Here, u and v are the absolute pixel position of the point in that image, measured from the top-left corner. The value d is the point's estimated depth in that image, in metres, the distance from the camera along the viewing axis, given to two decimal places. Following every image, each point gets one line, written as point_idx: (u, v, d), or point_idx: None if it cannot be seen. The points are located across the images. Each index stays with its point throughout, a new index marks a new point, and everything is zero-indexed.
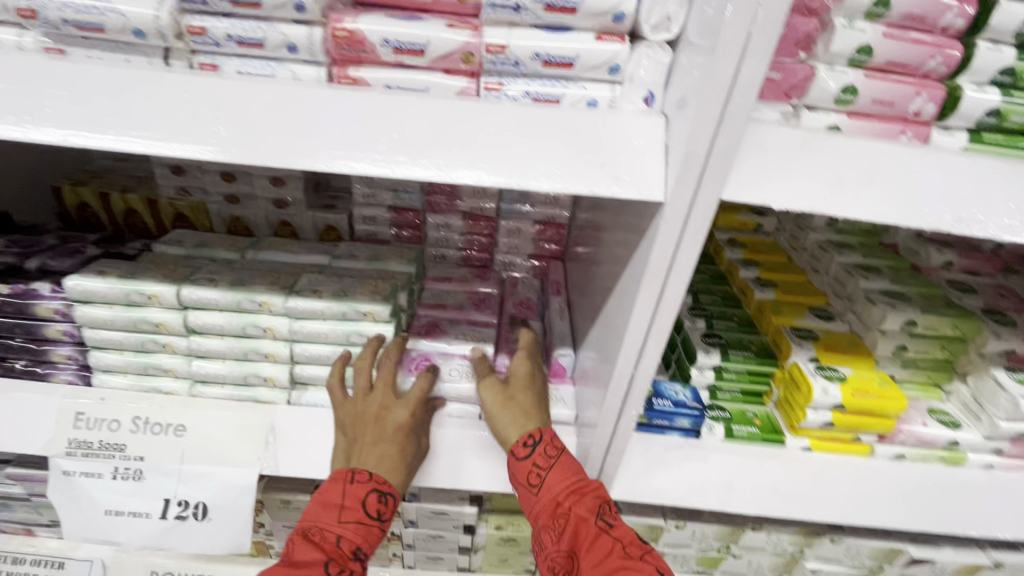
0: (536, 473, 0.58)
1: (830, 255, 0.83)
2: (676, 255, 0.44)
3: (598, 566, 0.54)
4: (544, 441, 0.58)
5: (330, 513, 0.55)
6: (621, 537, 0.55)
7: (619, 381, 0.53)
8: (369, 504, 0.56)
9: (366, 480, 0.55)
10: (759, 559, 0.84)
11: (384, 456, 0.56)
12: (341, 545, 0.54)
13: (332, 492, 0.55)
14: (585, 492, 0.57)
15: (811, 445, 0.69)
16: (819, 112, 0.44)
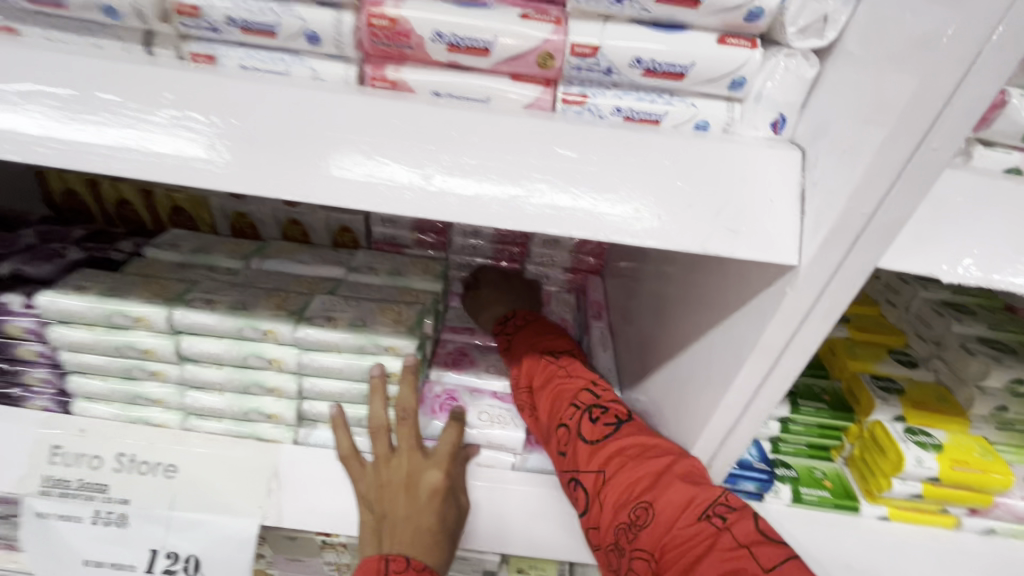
0: (507, 345, 0.64)
1: (913, 288, 0.73)
2: (799, 331, 0.34)
3: (543, 384, 0.55)
4: (517, 312, 0.66)
5: None
6: (565, 364, 0.56)
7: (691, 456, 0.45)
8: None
9: (403, 569, 0.46)
10: None
11: (421, 529, 0.49)
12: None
13: None
14: (544, 339, 0.61)
15: (890, 514, 0.60)
16: (997, 150, 0.34)
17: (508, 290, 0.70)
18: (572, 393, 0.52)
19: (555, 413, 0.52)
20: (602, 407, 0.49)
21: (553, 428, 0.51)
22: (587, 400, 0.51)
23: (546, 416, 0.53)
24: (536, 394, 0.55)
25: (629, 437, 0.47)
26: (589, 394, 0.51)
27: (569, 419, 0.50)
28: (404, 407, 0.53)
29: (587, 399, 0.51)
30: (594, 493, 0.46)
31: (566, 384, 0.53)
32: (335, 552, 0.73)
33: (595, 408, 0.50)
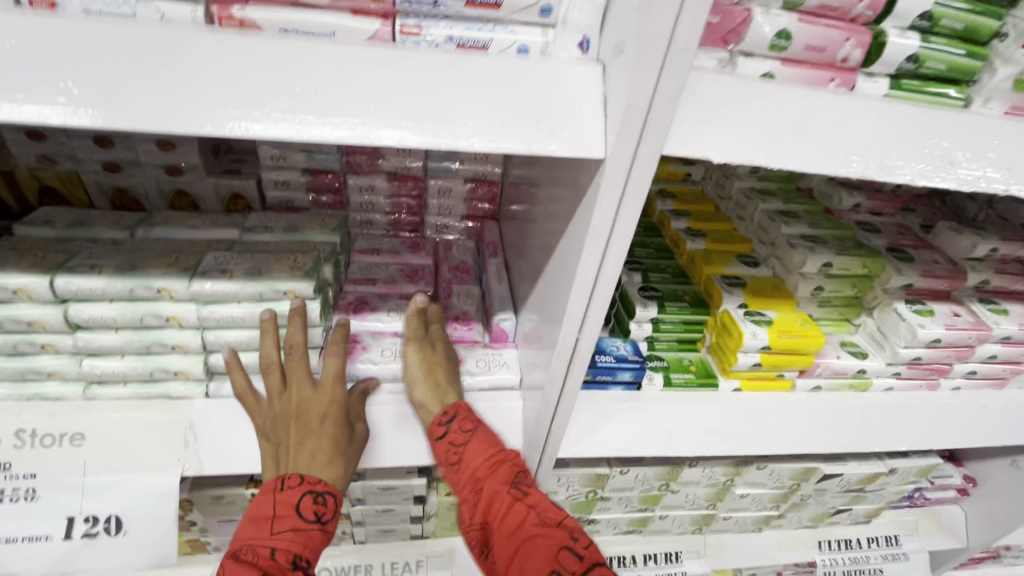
0: (452, 449, 0.57)
1: (754, 202, 0.86)
2: (618, 214, 0.42)
3: (510, 538, 0.51)
4: (458, 416, 0.58)
5: (261, 528, 0.51)
6: (533, 501, 0.53)
7: (565, 344, 0.52)
8: (303, 510, 0.52)
9: (297, 484, 0.52)
10: (695, 492, 0.89)
11: (316, 453, 0.53)
12: (278, 557, 0.49)
13: (263, 504, 0.52)
14: (501, 467, 0.55)
15: (741, 385, 0.73)
16: (754, 60, 0.43)
17: (445, 349, 0.63)
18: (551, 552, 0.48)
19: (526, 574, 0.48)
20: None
21: None
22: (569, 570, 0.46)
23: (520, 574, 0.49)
24: (500, 535, 0.52)
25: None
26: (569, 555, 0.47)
27: None
28: (293, 344, 0.56)
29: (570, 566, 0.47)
30: None
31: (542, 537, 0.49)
32: None
33: None
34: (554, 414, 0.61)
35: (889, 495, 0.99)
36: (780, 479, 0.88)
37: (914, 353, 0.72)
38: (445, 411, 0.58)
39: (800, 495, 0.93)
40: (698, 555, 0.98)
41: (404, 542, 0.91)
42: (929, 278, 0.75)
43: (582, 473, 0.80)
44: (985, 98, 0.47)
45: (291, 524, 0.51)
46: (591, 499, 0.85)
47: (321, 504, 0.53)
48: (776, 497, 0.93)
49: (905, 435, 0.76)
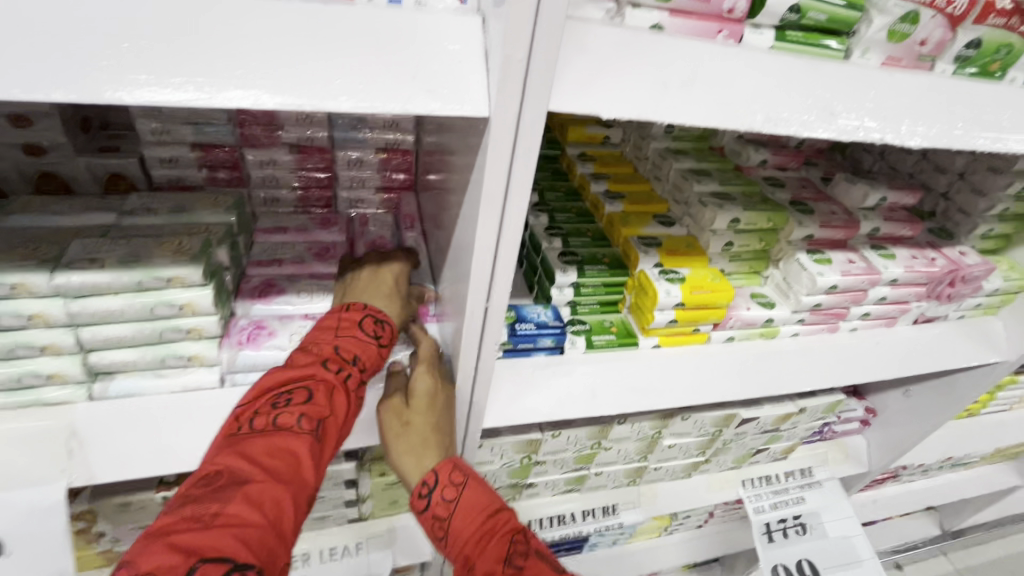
0: (439, 523, 0.54)
1: (669, 161, 0.87)
2: (510, 175, 0.40)
3: None
4: (439, 482, 0.54)
5: (326, 333, 0.55)
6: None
7: (476, 310, 0.51)
8: (365, 326, 0.57)
9: (356, 306, 0.58)
10: (626, 447, 0.93)
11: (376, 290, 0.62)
12: (339, 352, 0.54)
13: (328, 318, 0.57)
14: (494, 540, 0.52)
15: (660, 342, 0.75)
16: (642, 10, 0.43)
17: (425, 405, 0.57)
18: None
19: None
20: None
21: None
22: None
23: None
24: None
25: None
26: None
27: None
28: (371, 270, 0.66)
29: None
30: None
31: None
32: None
33: None
34: (474, 383, 0.60)
35: (801, 432, 1.07)
36: (703, 427, 0.93)
37: (815, 300, 0.77)
38: (422, 479, 0.55)
39: (723, 441, 0.99)
40: (634, 505, 1.03)
41: (341, 527, 0.89)
42: (826, 228, 0.79)
43: (515, 440, 0.81)
44: (863, 50, 0.49)
45: (356, 337, 0.55)
46: (527, 464, 0.87)
47: (381, 328, 0.58)
48: (702, 444, 0.98)
49: (811, 376, 0.81)
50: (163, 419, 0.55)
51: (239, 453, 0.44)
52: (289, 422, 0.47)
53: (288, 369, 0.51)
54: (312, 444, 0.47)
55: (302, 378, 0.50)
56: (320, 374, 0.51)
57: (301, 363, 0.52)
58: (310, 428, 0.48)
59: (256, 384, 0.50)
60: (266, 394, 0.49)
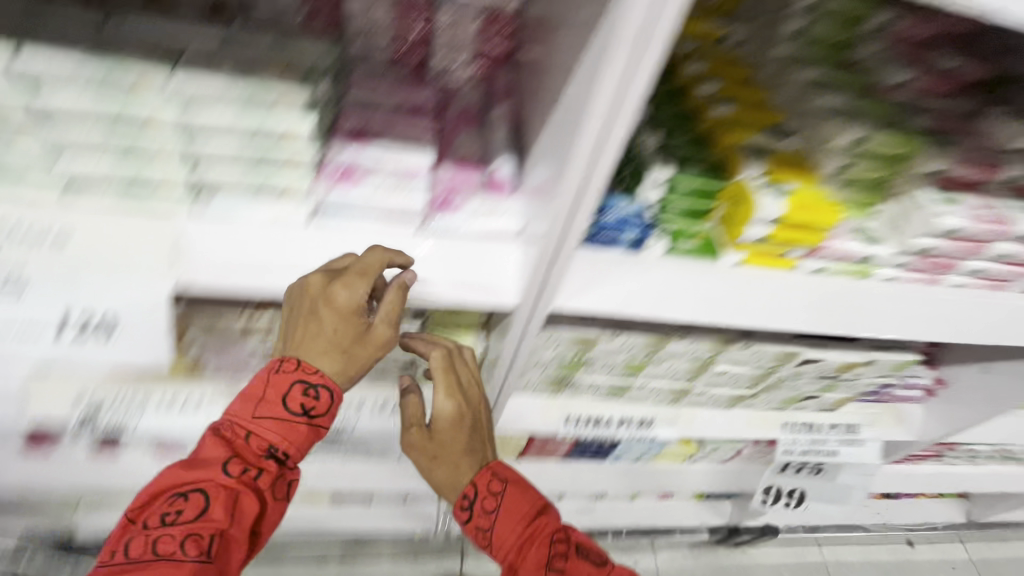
0: (482, 530, 0.72)
1: (793, 70, 0.74)
2: (658, 18, 0.42)
3: None
4: (481, 489, 0.71)
5: (248, 406, 0.60)
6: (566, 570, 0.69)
7: (609, 143, 0.51)
8: (292, 396, 0.60)
9: (292, 367, 0.60)
10: (677, 365, 0.92)
11: (319, 338, 0.59)
12: (251, 442, 0.60)
13: (256, 384, 0.61)
14: (533, 544, 0.70)
15: (744, 260, 0.72)
16: None
17: (442, 466, 0.73)
18: None
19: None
20: None
21: None
22: None
23: None
24: None
25: None
26: None
27: None
28: (315, 296, 0.57)
29: None
30: None
31: None
32: (258, 337, 0.78)
33: None
34: (553, 257, 0.60)
35: (861, 386, 1.03)
36: (760, 359, 0.91)
37: (924, 244, 0.71)
38: (465, 490, 0.72)
39: (777, 377, 0.96)
40: (669, 423, 1.05)
41: (393, 387, 0.94)
42: (964, 167, 0.71)
43: (571, 334, 0.81)
44: None
45: (276, 402, 0.60)
46: (576, 360, 0.88)
47: (310, 398, 0.61)
48: (754, 377, 0.96)
49: (896, 323, 0.76)
50: (281, 245, 0.60)
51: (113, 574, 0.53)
52: (173, 546, 0.55)
53: (197, 461, 0.59)
54: (196, 567, 0.55)
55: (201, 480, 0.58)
56: (215, 479, 0.58)
57: (206, 459, 0.59)
58: (198, 551, 0.55)
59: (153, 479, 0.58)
60: (161, 496, 0.58)
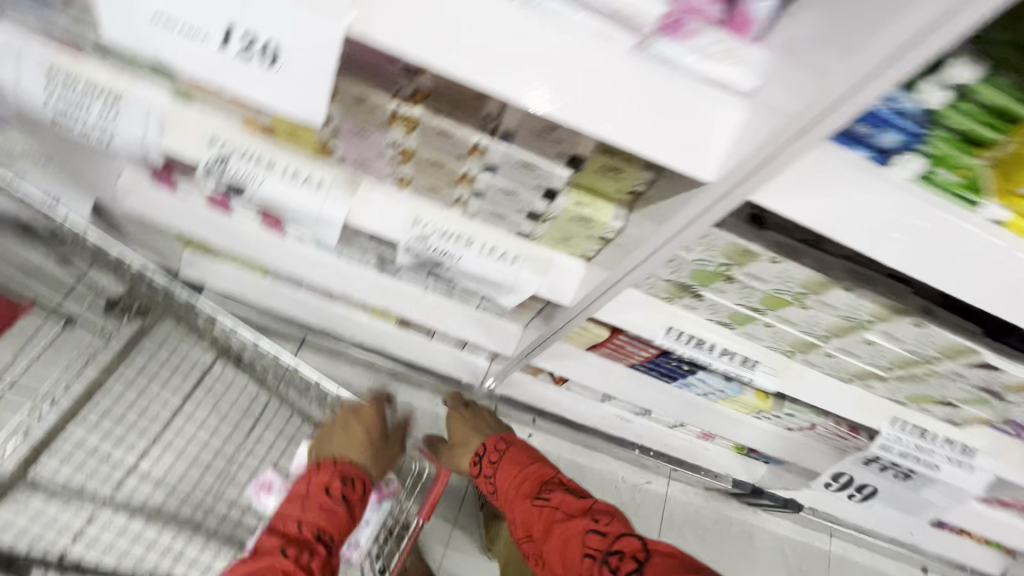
0: (493, 462, 1.18)
1: None
2: None
3: (548, 526, 1.01)
4: (490, 448, 1.21)
5: (295, 505, 0.95)
6: (553, 504, 1.04)
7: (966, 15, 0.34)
8: (333, 492, 0.97)
9: (320, 468, 1.01)
10: (822, 316, 0.80)
11: (348, 443, 1.10)
12: (303, 529, 0.91)
13: (298, 489, 0.98)
14: (529, 479, 1.11)
15: (1008, 221, 0.55)
16: None
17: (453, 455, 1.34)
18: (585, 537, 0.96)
19: (572, 553, 0.95)
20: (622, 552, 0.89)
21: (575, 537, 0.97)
22: (599, 537, 0.94)
23: (557, 529, 1.00)
24: (533, 511, 1.06)
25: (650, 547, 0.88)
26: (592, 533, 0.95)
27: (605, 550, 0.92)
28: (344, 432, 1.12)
29: (598, 537, 0.95)
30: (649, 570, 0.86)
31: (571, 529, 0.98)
32: (400, 132, 0.70)
33: (614, 549, 0.91)
34: (789, 145, 0.47)
35: (1014, 412, 0.88)
36: (927, 345, 0.77)
37: None
38: (478, 448, 1.26)
39: (926, 369, 0.83)
40: (772, 373, 0.95)
41: (507, 235, 0.88)
42: None
43: (734, 241, 0.69)
44: None
45: (318, 493, 0.97)
46: (718, 272, 0.77)
47: (346, 488, 0.99)
48: (900, 359, 0.83)
49: None
50: (470, 16, 0.50)
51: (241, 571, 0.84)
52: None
53: (265, 551, 0.87)
54: None
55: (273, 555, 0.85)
56: (277, 562, 0.85)
57: (268, 550, 0.87)
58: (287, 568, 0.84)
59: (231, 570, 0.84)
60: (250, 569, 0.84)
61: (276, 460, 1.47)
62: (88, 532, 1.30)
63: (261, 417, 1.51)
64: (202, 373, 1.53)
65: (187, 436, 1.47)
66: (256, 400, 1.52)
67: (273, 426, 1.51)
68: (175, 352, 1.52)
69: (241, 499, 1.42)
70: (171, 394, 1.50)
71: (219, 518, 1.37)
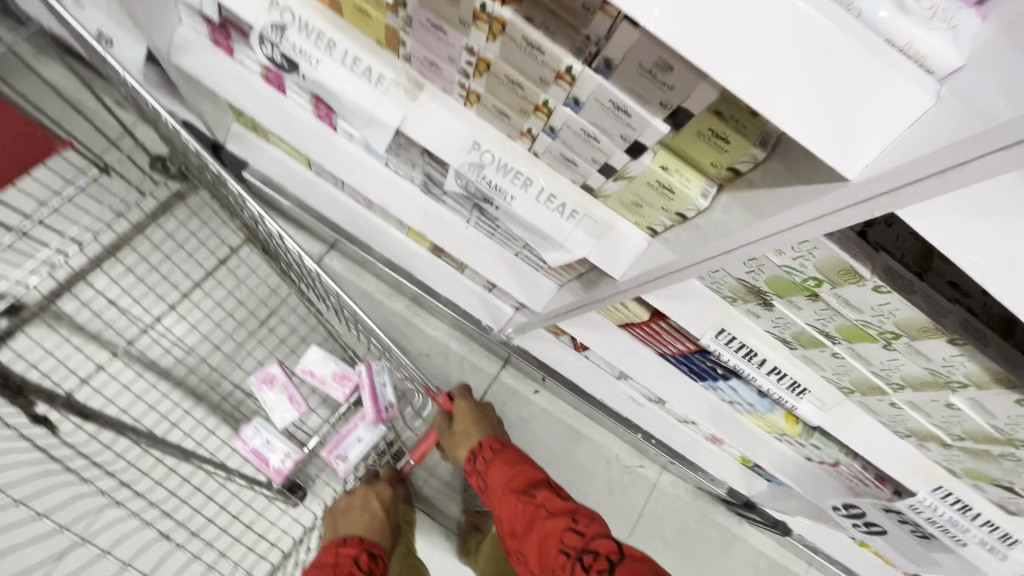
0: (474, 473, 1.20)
1: None
2: None
3: (531, 526, 0.97)
4: (484, 448, 1.20)
5: (324, 568, 1.02)
6: (540, 502, 0.99)
7: None
8: (360, 560, 1.06)
9: (348, 545, 1.10)
10: (905, 364, 0.69)
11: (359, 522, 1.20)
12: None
13: (326, 557, 1.06)
14: (515, 479, 1.08)
15: None
16: None
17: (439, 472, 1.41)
18: (559, 533, 0.90)
19: (550, 549, 0.89)
20: (595, 554, 0.81)
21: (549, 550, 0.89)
22: (574, 539, 0.87)
23: (536, 536, 0.94)
24: (522, 514, 1.00)
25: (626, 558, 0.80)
26: (568, 534, 0.88)
27: (573, 558, 0.84)
28: (353, 506, 1.25)
29: (574, 538, 0.87)
30: None
31: (548, 529, 0.92)
32: (482, 35, 0.60)
33: (588, 553, 0.82)
34: (961, 165, 0.34)
35: None
36: (1022, 428, 0.65)
37: None
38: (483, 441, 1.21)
39: (1005, 452, 0.71)
40: (818, 405, 0.87)
41: (570, 186, 0.77)
42: None
43: (838, 256, 0.57)
44: None
45: (348, 562, 1.04)
46: (802, 286, 0.65)
47: (372, 560, 1.08)
48: (978, 433, 0.72)
49: None
50: None
51: None
52: None
53: None
54: None
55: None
56: None
57: None
58: None
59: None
60: None
61: (283, 357, 1.50)
62: (101, 374, 1.37)
63: (277, 311, 1.52)
64: (227, 253, 1.52)
65: (204, 312, 1.49)
66: (276, 294, 1.52)
67: (289, 322, 1.53)
68: (203, 227, 1.51)
69: (246, 382, 1.47)
70: (195, 266, 1.50)
71: (222, 396, 1.45)
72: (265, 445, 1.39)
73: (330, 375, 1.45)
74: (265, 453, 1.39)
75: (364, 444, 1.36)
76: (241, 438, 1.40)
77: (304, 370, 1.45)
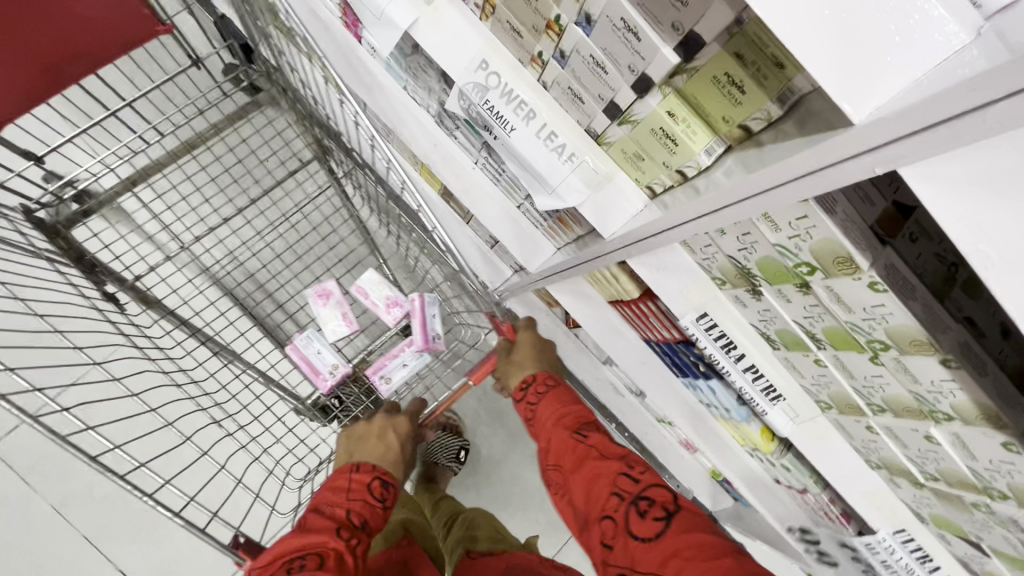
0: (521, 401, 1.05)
1: None
2: None
3: (578, 463, 0.86)
4: (536, 381, 1.03)
5: (338, 492, 0.91)
6: (590, 440, 0.88)
7: None
8: (375, 487, 0.95)
9: (368, 468, 0.97)
10: (889, 383, 0.63)
11: (379, 444, 1.04)
12: (350, 515, 0.88)
13: (341, 477, 0.95)
14: (565, 416, 0.94)
15: None
16: None
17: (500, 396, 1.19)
18: (612, 475, 0.80)
19: (595, 493, 0.80)
20: (651, 505, 0.73)
21: (598, 495, 0.80)
22: (628, 484, 0.78)
23: (584, 476, 0.84)
24: (570, 451, 0.88)
25: (682, 512, 0.72)
26: (621, 479, 0.79)
27: (623, 503, 0.76)
28: (380, 422, 1.09)
29: (628, 484, 0.78)
30: (669, 542, 0.68)
31: (599, 471, 0.82)
32: None
33: (643, 502, 0.74)
34: (980, 108, 0.29)
35: None
36: (1002, 476, 0.59)
37: None
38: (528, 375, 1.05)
39: (976, 502, 0.65)
40: (791, 416, 0.81)
41: (576, 127, 0.72)
42: None
43: (837, 240, 0.51)
44: None
45: (362, 488, 0.93)
46: (795, 273, 0.59)
47: (387, 488, 0.97)
48: (953, 475, 0.66)
49: None
50: None
51: (281, 547, 0.79)
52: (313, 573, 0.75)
53: (305, 527, 0.83)
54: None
55: (324, 545, 0.80)
56: (329, 541, 0.81)
57: (312, 530, 0.82)
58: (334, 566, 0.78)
59: (279, 542, 0.80)
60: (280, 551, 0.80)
61: (339, 275, 1.49)
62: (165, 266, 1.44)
63: (338, 230, 1.51)
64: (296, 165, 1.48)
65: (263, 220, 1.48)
66: (337, 211, 1.50)
67: (348, 244, 1.51)
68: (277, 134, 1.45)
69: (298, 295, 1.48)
70: (265, 173, 1.48)
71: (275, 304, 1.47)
72: (316, 355, 1.27)
73: (383, 300, 1.33)
74: (317, 362, 1.26)
75: (410, 369, 1.25)
76: (292, 345, 1.27)
77: (360, 290, 1.35)
